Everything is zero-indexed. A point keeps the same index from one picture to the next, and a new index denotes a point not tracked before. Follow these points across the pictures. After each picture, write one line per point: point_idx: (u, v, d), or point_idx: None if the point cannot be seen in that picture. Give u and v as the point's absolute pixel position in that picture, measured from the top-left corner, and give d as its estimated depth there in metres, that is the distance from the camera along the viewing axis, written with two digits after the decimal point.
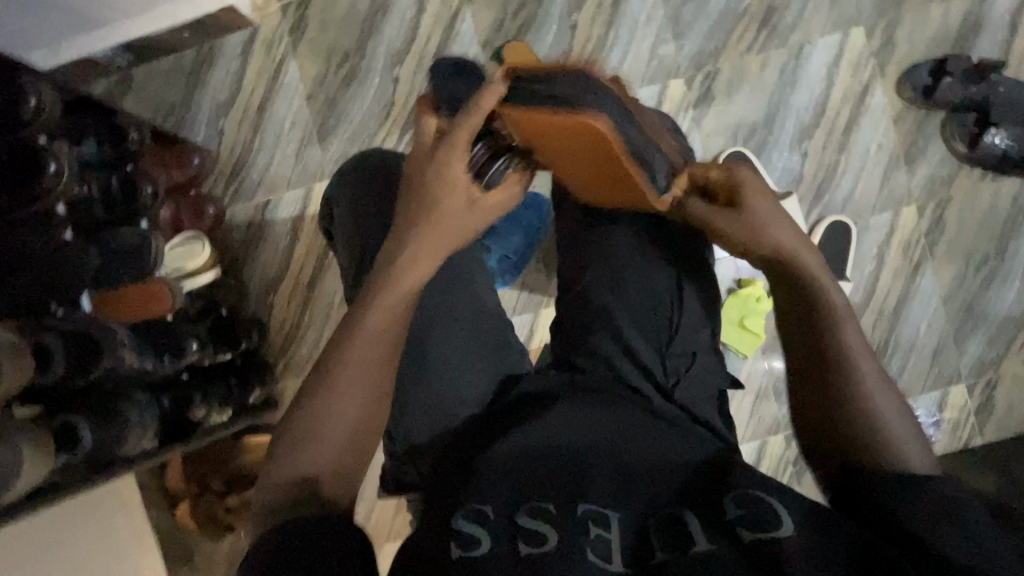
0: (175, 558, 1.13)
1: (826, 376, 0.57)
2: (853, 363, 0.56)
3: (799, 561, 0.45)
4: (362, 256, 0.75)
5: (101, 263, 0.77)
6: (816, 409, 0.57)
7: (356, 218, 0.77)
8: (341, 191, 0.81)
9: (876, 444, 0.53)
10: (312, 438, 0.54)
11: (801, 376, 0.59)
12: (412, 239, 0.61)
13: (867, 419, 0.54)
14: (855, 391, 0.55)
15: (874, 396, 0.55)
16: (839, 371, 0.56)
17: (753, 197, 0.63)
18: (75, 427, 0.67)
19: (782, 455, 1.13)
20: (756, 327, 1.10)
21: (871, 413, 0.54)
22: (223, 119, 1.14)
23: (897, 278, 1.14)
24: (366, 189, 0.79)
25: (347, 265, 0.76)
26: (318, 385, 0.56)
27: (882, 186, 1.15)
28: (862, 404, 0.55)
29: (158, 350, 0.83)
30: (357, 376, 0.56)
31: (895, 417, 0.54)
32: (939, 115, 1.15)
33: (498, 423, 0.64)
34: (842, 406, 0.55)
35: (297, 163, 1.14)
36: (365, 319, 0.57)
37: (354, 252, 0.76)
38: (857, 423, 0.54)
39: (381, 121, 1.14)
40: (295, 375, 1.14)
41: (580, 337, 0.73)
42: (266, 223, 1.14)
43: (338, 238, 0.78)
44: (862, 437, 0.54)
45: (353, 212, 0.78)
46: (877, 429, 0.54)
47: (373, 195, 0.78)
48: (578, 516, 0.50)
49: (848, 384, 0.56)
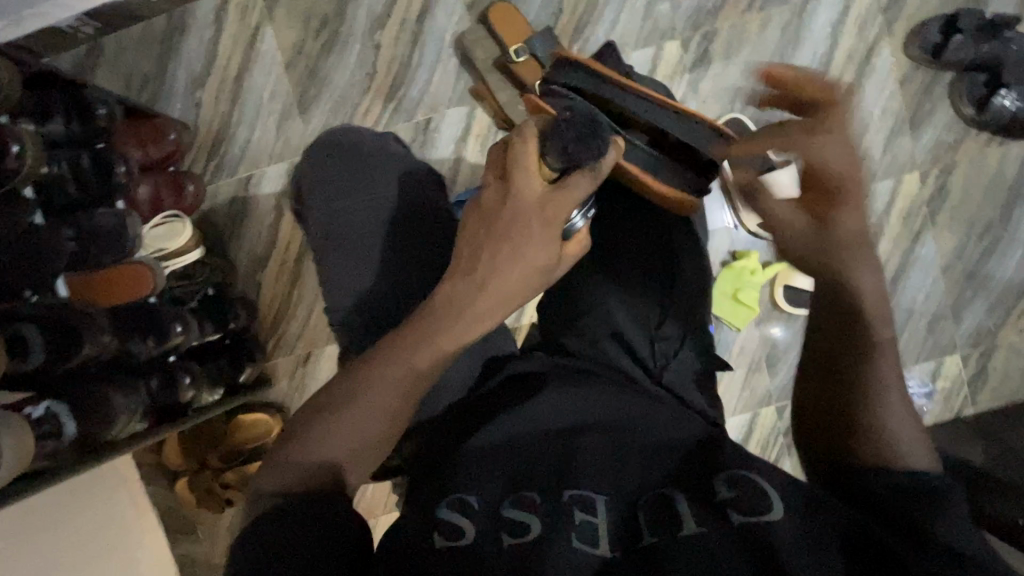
0: (178, 531, 1.15)
1: (846, 367, 0.54)
2: (881, 366, 0.53)
3: (788, 548, 0.44)
4: (335, 238, 0.72)
5: (76, 248, 0.76)
6: (826, 405, 0.55)
7: (329, 197, 0.74)
8: (311, 170, 0.76)
9: (880, 439, 0.51)
10: (333, 435, 0.51)
11: (818, 365, 0.56)
12: (491, 279, 0.55)
13: (879, 418, 0.52)
14: (877, 399, 0.52)
15: (896, 404, 0.52)
16: (862, 368, 0.53)
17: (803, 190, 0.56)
18: (56, 413, 0.67)
19: (773, 426, 1.14)
20: (749, 299, 1.09)
21: (886, 412, 0.52)
22: (200, 91, 1.10)
23: (897, 247, 1.12)
24: (337, 169, 0.75)
25: (321, 249, 0.74)
26: (343, 388, 0.53)
27: (885, 152, 1.11)
28: (877, 401, 0.52)
29: (143, 333, 0.81)
30: (395, 391, 0.52)
31: (906, 416, 0.52)
32: (948, 75, 1.10)
33: (483, 406, 0.62)
34: (853, 399, 0.53)
35: (278, 137, 1.10)
36: (416, 350, 0.53)
37: (328, 236, 0.73)
38: (867, 429, 0.52)
39: (364, 90, 1.10)
40: (286, 354, 1.14)
41: (569, 318, 0.71)
42: (250, 200, 1.11)
43: (311, 221, 0.75)
44: (867, 432, 0.52)
45: (326, 193, 0.74)
46: (886, 434, 0.51)
47: (348, 172, 0.75)
48: (564, 503, 0.49)
49: (874, 386, 0.53)
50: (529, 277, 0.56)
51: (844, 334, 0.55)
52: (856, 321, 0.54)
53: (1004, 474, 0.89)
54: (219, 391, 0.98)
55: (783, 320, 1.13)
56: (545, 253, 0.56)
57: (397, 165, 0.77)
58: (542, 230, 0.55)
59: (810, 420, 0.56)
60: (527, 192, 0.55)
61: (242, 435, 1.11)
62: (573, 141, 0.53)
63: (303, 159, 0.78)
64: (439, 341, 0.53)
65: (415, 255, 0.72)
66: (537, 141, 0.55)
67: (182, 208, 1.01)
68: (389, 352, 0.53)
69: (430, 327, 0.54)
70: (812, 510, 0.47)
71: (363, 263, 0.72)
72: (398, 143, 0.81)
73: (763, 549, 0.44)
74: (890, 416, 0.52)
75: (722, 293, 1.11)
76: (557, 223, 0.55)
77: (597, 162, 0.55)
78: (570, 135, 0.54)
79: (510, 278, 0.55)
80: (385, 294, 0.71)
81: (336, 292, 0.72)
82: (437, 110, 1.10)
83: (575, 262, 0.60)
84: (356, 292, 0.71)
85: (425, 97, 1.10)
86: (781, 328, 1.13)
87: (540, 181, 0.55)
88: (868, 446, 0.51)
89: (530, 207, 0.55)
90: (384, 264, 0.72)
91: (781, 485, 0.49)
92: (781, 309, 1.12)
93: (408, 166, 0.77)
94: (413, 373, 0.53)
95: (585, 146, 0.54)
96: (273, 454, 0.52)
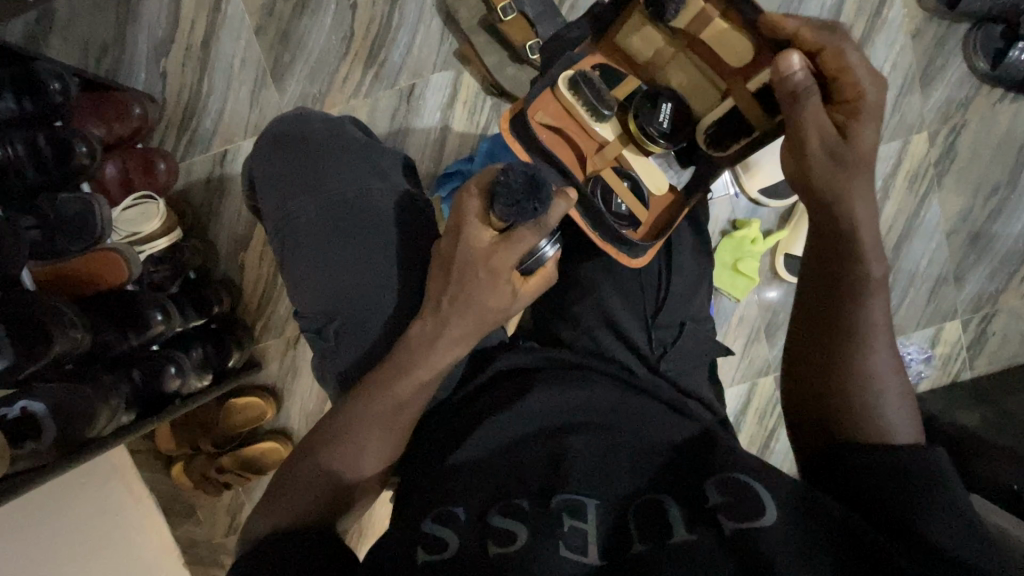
0: (176, 515, 1.15)
1: (832, 326, 0.53)
2: (869, 320, 0.52)
3: (783, 556, 0.42)
4: (298, 233, 0.65)
5: (40, 235, 0.73)
6: (813, 370, 0.53)
7: (290, 185, 0.66)
8: (262, 165, 0.68)
9: (862, 405, 0.51)
10: (320, 471, 0.53)
11: (806, 325, 0.55)
12: (459, 319, 0.53)
13: (866, 380, 0.51)
14: (858, 358, 0.51)
15: (879, 358, 0.51)
16: (848, 323, 0.52)
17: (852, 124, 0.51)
18: (36, 415, 0.63)
19: (771, 395, 1.13)
20: (749, 269, 1.06)
21: (870, 373, 0.51)
22: (164, 59, 1.02)
23: (902, 212, 1.08)
24: (287, 163, 0.67)
25: (280, 252, 0.67)
26: (334, 426, 0.54)
27: (894, 111, 1.05)
28: (861, 359, 0.51)
29: (120, 324, 0.77)
30: (382, 437, 0.54)
31: (892, 380, 0.51)
32: (962, 27, 1.04)
33: (470, 408, 0.59)
34: (842, 361, 0.52)
35: (252, 108, 1.04)
36: (398, 383, 0.53)
37: (285, 237, 0.66)
38: (851, 390, 0.51)
39: (342, 55, 1.02)
40: (275, 336, 1.10)
41: (564, 305, 0.69)
42: (227, 177, 1.06)
43: (271, 214, 0.67)
44: (854, 397, 0.51)
45: (278, 191, 0.67)
46: (869, 397, 0.51)
47: (312, 154, 0.67)
48: (552, 510, 0.46)
49: (859, 348, 0.52)
50: (486, 319, 0.54)
51: (832, 294, 0.53)
52: (841, 275, 0.53)
53: (1002, 440, 0.88)
54: (208, 378, 0.95)
55: (781, 290, 1.11)
56: (497, 299, 0.53)
57: (352, 150, 0.68)
58: (489, 278, 0.52)
59: (801, 384, 0.54)
60: (473, 245, 0.52)
61: (234, 419, 1.09)
62: (509, 203, 0.49)
63: (252, 151, 0.71)
64: (417, 374, 0.54)
65: (379, 247, 0.65)
66: (481, 202, 0.52)
67: (155, 188, 0.95)
68: (370, 390, 0.54)
69: (411, 364, 0.54)
70: (809, 513, 0.44)
71: (330, 259, 0.64)
72: (356, 126, 0.73)
73: (757, 558, 0.42)
74: (876, 376, 0.51)
75: (722, 264, 1.08)
76: (503, 274, 0.52)
77: (539, 216, 0.50)
78: (507, 189, 0.49)
79: (469, 320, 0.53)
80: (357, 289, 0.63)
81: (301, 298, 0.65)
82: (421, 75, 1.03)
83: (537, 296, 0.56)
84: (324, 291, 0.64)
85: (407, 62, 1.03)
86: (779, 299, 1.11)
87: (489, 233, 0.52)
88: (855, 419, 0.50)
89: (476, 260, 0.52)
90: (356, 257, 0.64)
91: (782, 487, 0.46)
92: (781, 279, 1.09)
93: (377, 151, 0.70)
94: (395, 402, 0.53)
95: (519, 212, 0.49)
96: (266, 496, 0.54)
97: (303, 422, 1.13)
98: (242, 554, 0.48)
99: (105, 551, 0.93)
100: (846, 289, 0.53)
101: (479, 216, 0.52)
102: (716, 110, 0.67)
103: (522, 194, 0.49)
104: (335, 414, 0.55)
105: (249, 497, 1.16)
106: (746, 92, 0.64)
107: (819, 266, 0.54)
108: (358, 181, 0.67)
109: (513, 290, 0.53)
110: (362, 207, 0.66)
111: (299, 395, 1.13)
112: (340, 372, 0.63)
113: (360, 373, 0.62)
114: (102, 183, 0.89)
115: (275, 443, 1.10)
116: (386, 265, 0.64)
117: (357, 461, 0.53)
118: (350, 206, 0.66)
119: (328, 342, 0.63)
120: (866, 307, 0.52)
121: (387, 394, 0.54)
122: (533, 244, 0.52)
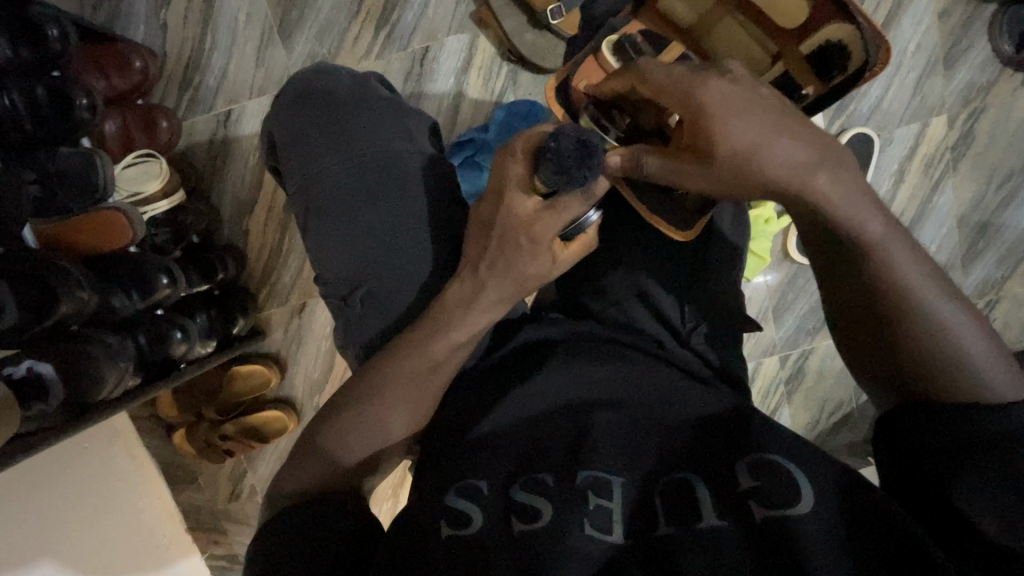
0: (178, 480, 1.14)
1: (871, 305, 0.47)
2: (903, 282, 0.45)
3: (815, 539, 0.42)
4: (319, 197, 0.63)
5: (41, 190, 0.70)
6: (868, 334, 0.48)
7: (312, 145, 0.64)
8: (284, 124, 0.66)
9: (960, 381, 0.44)
10: (343, 441, 0.52)
11: (863, 328, 0.48)
12: (492, 286, 0.53)
13: (943, 353, 0.45)
14: (915, 312, 0.45)
15: (939, 306, 0.45)
16: (899, 299, 0.46)
17: (732, 122, 0.46)
18: (42, 376, 0.60)
19: (775, 375, 1.14)
20: (760, 250, 1.05)
21: (944, 339, 0.45)
22: (164, 11, 0.97)
23: (915, 195, 1.08)
24: (309, 122, 0.65)
25: (304, 217, 0.64)
26: (360, 391, 0.54)
27: (915, 94, 1.04)
28: (926, 335, 0.45)
29: (125, 285, 0.75)
30: (410, 399, 0.53)
31: (981, 348, 0.44)
32: (989, 9, 1.02)
33: (496, 377, 0.58)
34: (908, 354, 0.46)
35: (258, 66, 0.99)
36: (428, 347, 0.53)
37: (310, 203, 0.63)
38: (924, 347, 0.45)
39: (352, 13, 0.98)
40: (280, 304, 1.08)
41: (591, 277, 0.68)
42: (231, 138, 1.02)
43: (291, 176, 0.65)
44: (944, 387, 0.45)
45: (299, 153, 0.64)
46: (947, 348, 0.45)
47: (334, 113, 0.65)
48: (578, 487, 0.46)
49: (908, 312, 0.45)
50: (523, 286, 0.54)
51: (853, 281, 0.47)
52: (862, 266, 0.47)
53: None
54: (212, 344, 0.93)
55: (791, 271, 1.11)
56: (537, 265, 0.53)
57: (377, 112, 0.65)
58: (530, 248, 0.52)
59: (863, 349, 0.49)
60: (516, 212, 0.51)
61: (238, 387, 1.08)
62: (557, 170, 0.47)
63: (271, 110, 0.68)
64: (450, 336, 0.53)
65: (409, 211, 0.63)
66: (524, 167, 0.51)
67: (157, 147, 0.91)
68: (399, 353, 0.54)
69: (439, 329, 0.53)
70: (842, 496, 0.44)
71: (355, 225, 0.62)
72: (380, 84, 0.70)
73: (787, 547, 0.42)
74: (966, 354, 0.44)
75: None
76: (543, 243, 0.52)
77: (586, 185, 0.48)
78: (567, 152, 0.46)
79: (504, 290, 0.53)
80: (384, 260, 0.62)
81: (324, 264, 0.63)
82: (436, 37, 0.99)
83: (577, 259, 0.56)
84: (348, 260, 0.62)
85: (422, 23, 0.99)
86: (789, 279, 1.11)
87: (533, 202, 0.51)
88: (940, 385, 0.45)
89: (518, 226, 0.51)
90: (382, 227, 0.62)
91: (812, 465, 0.46)
92: (792, 260, 1.10)
93: (404, 112, 0.67)
94: (425, 366, 0.53)
95: (566, 179, 0.47)
96: (290, 461, 0.53)
97: (307, 391, 1.12)
98: (264, 523, 0.49)
99: (104, 516, 0.92)
100: (874, 266, 0.46)
101: (523, 181, 0.51)
102: (770, 73, 0.64)
103: (571, 161, 0.46)
104: (359, 379, 0.54)
105: (252, 465, 1.15)
106: (798, 54, 0.62)
107: (823, 268, 0.49)
108: (383, 142, 0.64)
109: (554, 255, 0.53)
110: (388, 171, 0.63)
111: (303, 364, 1.11)
112: (364, 338, 0.62)
113: (385, 340, 0.61)
114: (103, 139, 0.85)
115: (278, 412, 1.09)
116: (414, 232, 0.62)
117: (380, 429, 0.53)
118: (374, 168, 0.63)
119: (354, 309, 0.62)
120: (914, 278, 0.45)
121: (420, 356, 0.53)
122: (572, 216, 0.51)
